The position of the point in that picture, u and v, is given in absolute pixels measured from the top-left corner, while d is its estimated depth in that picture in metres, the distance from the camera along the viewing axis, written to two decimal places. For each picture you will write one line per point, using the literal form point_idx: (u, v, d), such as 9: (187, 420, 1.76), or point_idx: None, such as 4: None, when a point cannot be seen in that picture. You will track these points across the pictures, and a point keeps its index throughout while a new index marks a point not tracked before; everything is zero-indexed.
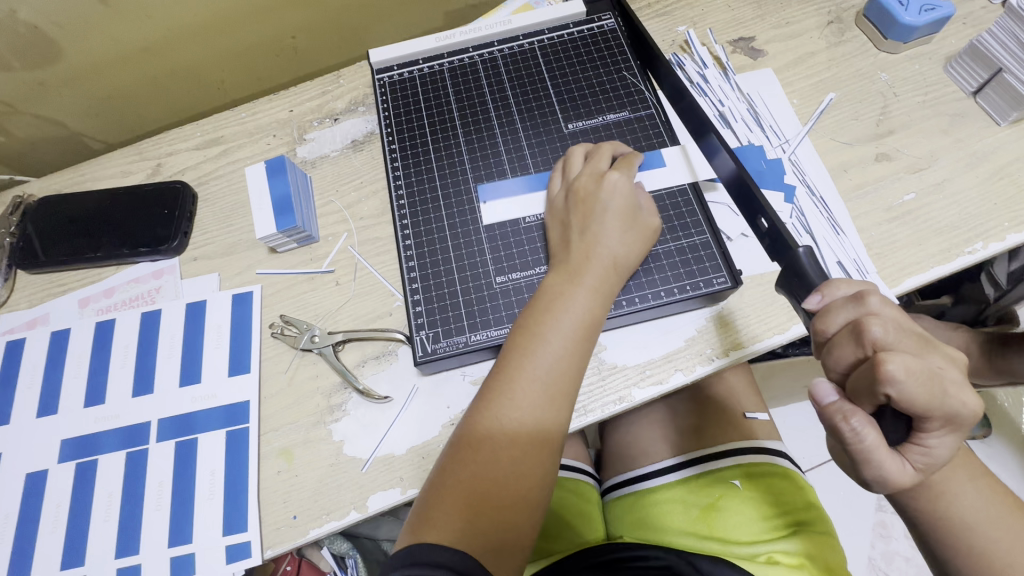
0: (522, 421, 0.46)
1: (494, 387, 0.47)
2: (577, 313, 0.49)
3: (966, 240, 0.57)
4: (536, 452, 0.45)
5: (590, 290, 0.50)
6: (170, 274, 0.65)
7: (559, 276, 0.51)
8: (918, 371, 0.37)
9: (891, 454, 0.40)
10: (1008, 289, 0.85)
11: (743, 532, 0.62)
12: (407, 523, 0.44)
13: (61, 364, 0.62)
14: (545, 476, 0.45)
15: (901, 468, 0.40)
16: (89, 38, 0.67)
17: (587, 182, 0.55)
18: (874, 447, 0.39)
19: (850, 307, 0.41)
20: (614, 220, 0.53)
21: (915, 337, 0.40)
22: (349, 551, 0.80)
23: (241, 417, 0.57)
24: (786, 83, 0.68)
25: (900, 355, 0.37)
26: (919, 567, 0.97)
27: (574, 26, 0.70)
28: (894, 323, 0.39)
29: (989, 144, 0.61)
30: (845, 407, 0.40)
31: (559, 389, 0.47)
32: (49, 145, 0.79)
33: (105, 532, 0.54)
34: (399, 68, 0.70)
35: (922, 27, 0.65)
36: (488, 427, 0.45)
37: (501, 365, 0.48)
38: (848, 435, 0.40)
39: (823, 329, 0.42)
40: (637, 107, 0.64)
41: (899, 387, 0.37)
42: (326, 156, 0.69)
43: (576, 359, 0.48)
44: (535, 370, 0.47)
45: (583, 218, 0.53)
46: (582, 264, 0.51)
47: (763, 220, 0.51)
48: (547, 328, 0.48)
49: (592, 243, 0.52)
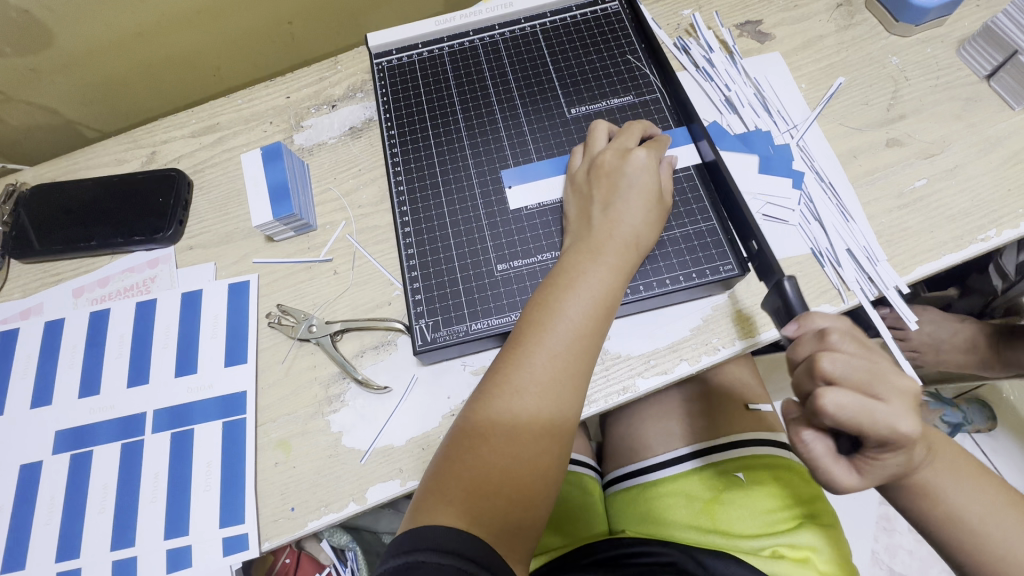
0: (541, 399, 0.44)
1: (510, 363, 0.46)
2: (597, 289, 0.48)
3: (978, 227, 0.56)
4: (556, 432, 0.45)
5: (610, 268, 0.49)
6: (165, 263, 0.64)
7: (578, 253, 0.50)
8: (855, 405, 0.38)
9: (839, 461, 0.41)
10: (1017, 279, 0.83)
11: (749, 525, 0.61)
12: (411, 506, 0.43)
13: (56, 354, 0.61)
14: (560, 457, 0.45)
15: (851, 475, 0.41)
16: (79, 23, 0.65)
17: (612, 157, 0.53)
18: (820, 459, 0.41)
19: (813, 343, 0.41)
20: (638, 197, 0.51)
21: (869, 374, 0.39)
22: (349, 544, 0.77)
23: (237, 408, 0.56)
24: (794, 67, 0.66)
25: (839, 391, 0.38)
26: (922, 560, 0.96)
27: (577, 9, 0.68)
28: (850, 359, 0.39)
29: (1002, 129, 0.60)
30: (795, 426, 0.42)
31: (577, 368, 0.46)
32: (42, 133, 0.78)
33: (100, 524, 0.53)
34: (398, 53, 0.68)
35: (935, 8, 0.63)
36: (506, 403, 0.44)
37: (518, 340, 0.47)
38: (798, 448, 0.42)
39: (791, 360, 0.43)
40: (642, 92, 0.62)
41: (833, 421, 0.38)
42: (323, 143, 0.68)
43: (595, 338, 0.47)
44: (553, 347, 0.46)
45: (605, 193, 0.52)
46: (602, 241, 0.50)
47: (752, 242, 0.51)
48: (566, 304, 0.47)
49: (614, 220, 0.51)
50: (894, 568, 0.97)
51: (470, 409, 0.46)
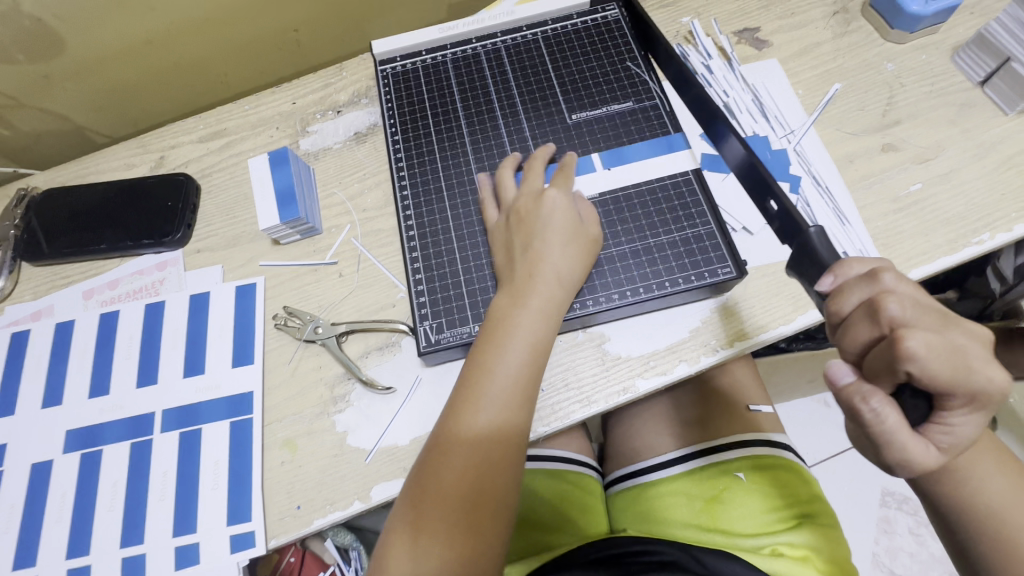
0: (478, 446, 0.45)
1: (456, 407, 0.46)
2: (522, 333, 0.48)
3: (973, 230, 0.57)
4: (501, 476, 0.44)
5: (534, 309, 0.49)
6: (174, 266, 0.65)
7: (500, 301, 0.51)
8: (939, 348, 0.37)
9: (914, 436, 0.39)
10: (1015, 283, 0.84)
11: (748, 525, 0.62)
12: (377, 551, 0.44)
13: (66, 355, 0.62)
14: (510, 495, 0.45)
15: (924, 449, 0.39)
16: (91, 31, 0.67)
17: (527, 203, 0.55)
18: (896, 428, 0.38)
19: (865, 285, 0.40)
20: (558, 235, 0.52)
21: (934, 314, 0.38)
22: (353, 544, 0.80)
23: (245, 408, 0.57)
24: (791, 74, 0.67)
25: (920, 331, 0.37)
26: (923, 563, 0.96)
27: (577, 17, 0.70)
28: (911, 299, 0.38)
29: (996, 134, 0.61)
30: (864, 388, 0.39)
31: (521, 398, 0.47)
32: (53, 138, 0.79)
33: (110, 521, 0.54)
34: (402, 60, 0.70)
35: (929, 16, 0.64)
36: (444, 458, 0.45)
37: (456, 395, 0.47)
38: (868, 417, 0.39)
39: (837, 311, 0.41)
40: (642, 98, 0.64)
41: (921, 365, 0.36)
42: (329, 148, 0.69)
43: (529, 377, 0.48)
44: (484, 395, 0.46)
45: (524, 236, 0.53)
46: (523, 283, 0.51)
47: (770, 203, 0.50)
48: (493, 352, 0.48)
49: (535, 261, 0.51)
50: (895, 570, 0.97)
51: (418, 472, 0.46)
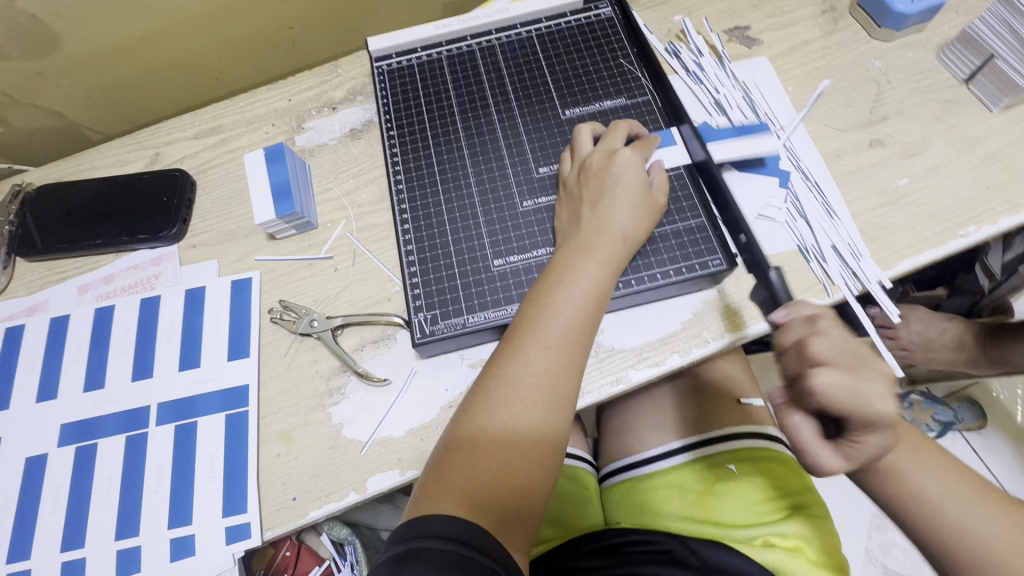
0: (536, 390, 0.46)
1: (507, 357, 0.47)
2: (587, 284, 0.50)
3: (958, 223, 0.58)
4: (549, 427, 0.46)
5: (601, 264, 0.51)
6: (169, 261, 0.65)
7: (567, 252, 0.52)
8: (842, 385, 0.40)
9: (826, 448, 0.44)
10: (1003, 280, 0.85)
11: (740, 516, 0.63)
12: (413, 496, 0.45)
13: (61, 350, 0.62)
14: (553, 452, 0.46)
15: (831, 457, 0.43)
16: (87, 27, 0.67)
17: (600, 160, 0.55)
18: (807, 441, 0.44)
19: (803, 326, 0.45)
20: (625, 195, 0.53)
21: (854, 354, 0.42)
22: (348, 538, 0.78)
23: (240, 400, 0.57)
24: (781, 71, 0.68)
25: (827, 370, 0.41)
26: (916, 557, 0.98)
27: (571, 15, 0.71)
28: (834, 342, 0.42)
29: (981, 130, 0.62)
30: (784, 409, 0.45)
31: (571, 359, 0.48)
32: (47, 135, 0.79)
33: (105, 513, 0.54)
34: (397, 57, 0.70)
35: (915, 15, 0.65)
36: (502, 398, 0.46)
37: (514, 336, 0.48)
38: (785, 430, 0.45)
39: (782, 342, 0.46)
40: (634, 94, 0.64)
41: (822, 399, 0.41)
42: (324, 145, 0.70)
43: (588, 330, 0.49)
44: (545, 342, 0.47)
45: (593, 193, 0.54)
46: (591, 238, 0.52)
47: (741, 236, 0.55)
48: (557, 299, 0.49)
49: (603, 217, 0.52)
50: (888, 564, 0.98)
51: (468, 406, 0.47)
